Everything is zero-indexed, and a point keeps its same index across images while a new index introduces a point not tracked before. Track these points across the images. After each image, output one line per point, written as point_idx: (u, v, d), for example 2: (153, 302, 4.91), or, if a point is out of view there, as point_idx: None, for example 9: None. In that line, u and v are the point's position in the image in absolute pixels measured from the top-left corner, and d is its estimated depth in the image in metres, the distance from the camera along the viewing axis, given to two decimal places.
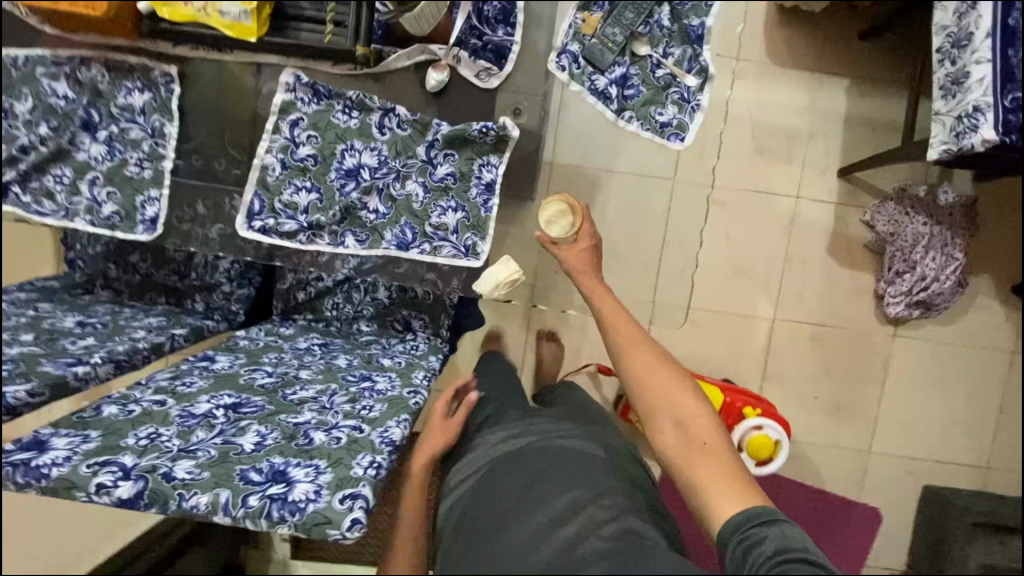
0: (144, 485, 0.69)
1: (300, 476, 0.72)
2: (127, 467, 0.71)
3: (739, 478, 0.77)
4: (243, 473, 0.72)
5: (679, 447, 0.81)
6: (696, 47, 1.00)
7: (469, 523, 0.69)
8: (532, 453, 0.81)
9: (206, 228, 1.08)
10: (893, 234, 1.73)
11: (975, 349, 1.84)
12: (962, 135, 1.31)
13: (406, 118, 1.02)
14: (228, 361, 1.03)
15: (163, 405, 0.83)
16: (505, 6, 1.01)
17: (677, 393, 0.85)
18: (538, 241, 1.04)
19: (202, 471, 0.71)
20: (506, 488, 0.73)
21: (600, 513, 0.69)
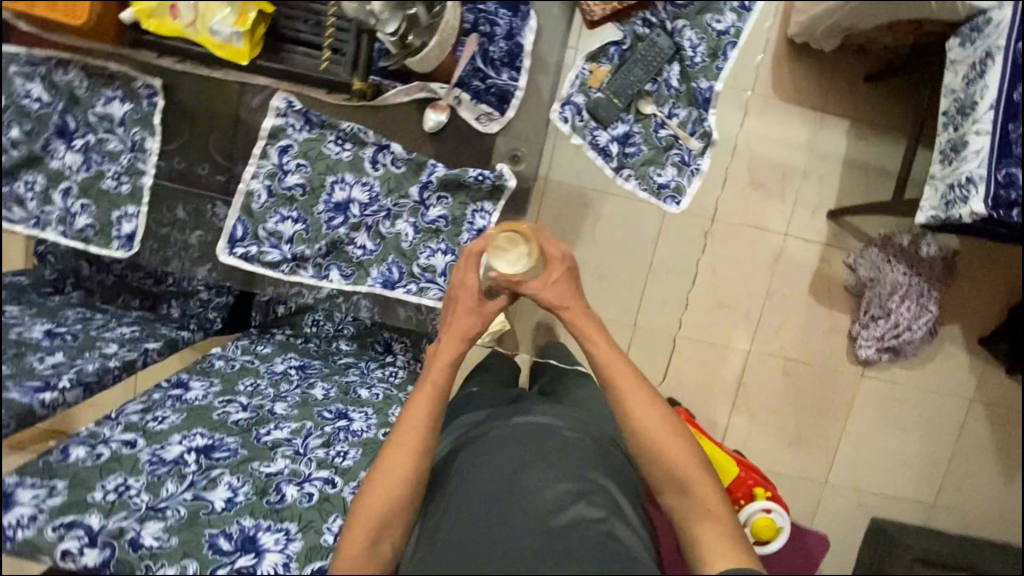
0: (111, 553, 0.80)
1: (269, 544, 0.83)
2: (92, 531, 0.81)
3: (736, 540, 0.77)
4: (212, 540, 0.82)
5: (679, 506, 0.80)
6: (702, 109, 0.99)
7: (465, 494, 0.77)
8: (533, 433, 0.85)
9: (186, 234, 1.09)
10: (873, 280, 1.78)
11: (936, 394, 1.91)
12: (952, 204, 1.31)
13: (400, 156, 0.99)
14: (202, 391, 1.01)
15: (132, 447, 0.89)
16: (512, 49, 0.97)
17: (676, 442, 0.82)
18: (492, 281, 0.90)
19: (170, 537, 0.82)
20: (501, 468, 0.79)
21: (591, 509, 0.75)
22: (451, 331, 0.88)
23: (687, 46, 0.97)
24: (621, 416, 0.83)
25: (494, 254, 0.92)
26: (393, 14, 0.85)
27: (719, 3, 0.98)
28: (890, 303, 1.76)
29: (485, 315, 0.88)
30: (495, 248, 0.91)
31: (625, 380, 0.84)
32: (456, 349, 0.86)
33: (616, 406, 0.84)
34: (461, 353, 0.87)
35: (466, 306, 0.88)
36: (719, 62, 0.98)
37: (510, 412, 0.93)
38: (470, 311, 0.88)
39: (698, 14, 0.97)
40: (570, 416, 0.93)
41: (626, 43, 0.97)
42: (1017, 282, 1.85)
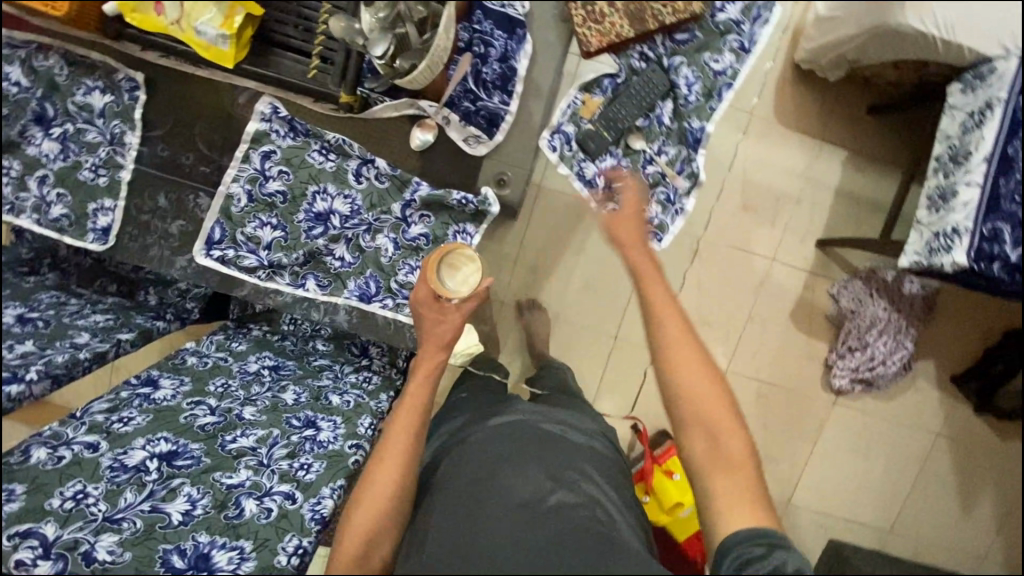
0: (64, 565, 0.74)
1: (223, 561, 0.78)
2: (46, 541, 0.74)
3: (758, 499, 0.72)
4: (164, 556, 0.77)
5: (702, 457, 0.75)
6: (692, 150, 0.96)
7: (447, 498, 0.78)
8: (508, 432, 0.86)
9: (166, 223, 1.04)
10: (854, 312, 1.78)
11: (904, 426, 1.93)
12: (935, 252, 1.31)
13: (385, 172, 0.98)
14: (171, 390, 1.00)
15: (95, 450, 0.83)
16: (505, 72, 0.96)
17: (713, 392, 0.76)
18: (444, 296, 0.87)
19: (124, 552, 0.76)
20: (476, 469, 0.80)
21: (570, 497, 0.77)
22: (428, 337, 0.85)
23: (682, 84, 0.95)
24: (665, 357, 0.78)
25: (444, 270, 0.92)
26: (381, 34, 0.85)
27: (719, 42, 0.94)
28: (867, 337, 1.77)
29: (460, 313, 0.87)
30: (450, 265, 0.92)
31: (671, 322, 0.79)
32: (439, 356, 0.84)
33: (653, 347, 0.79)
34: (445, 359, 0.85)
35: (437, 314, 0.86)
36: (714, 103, 0.95)
37: (488, 412, 0.93)
38: (444, 314, 0.86)
39: (697, 52, 0.95)
40: (558, 413, 0.95)
41: (621, 76, 0.96)
42: (991, 323, 1.88)
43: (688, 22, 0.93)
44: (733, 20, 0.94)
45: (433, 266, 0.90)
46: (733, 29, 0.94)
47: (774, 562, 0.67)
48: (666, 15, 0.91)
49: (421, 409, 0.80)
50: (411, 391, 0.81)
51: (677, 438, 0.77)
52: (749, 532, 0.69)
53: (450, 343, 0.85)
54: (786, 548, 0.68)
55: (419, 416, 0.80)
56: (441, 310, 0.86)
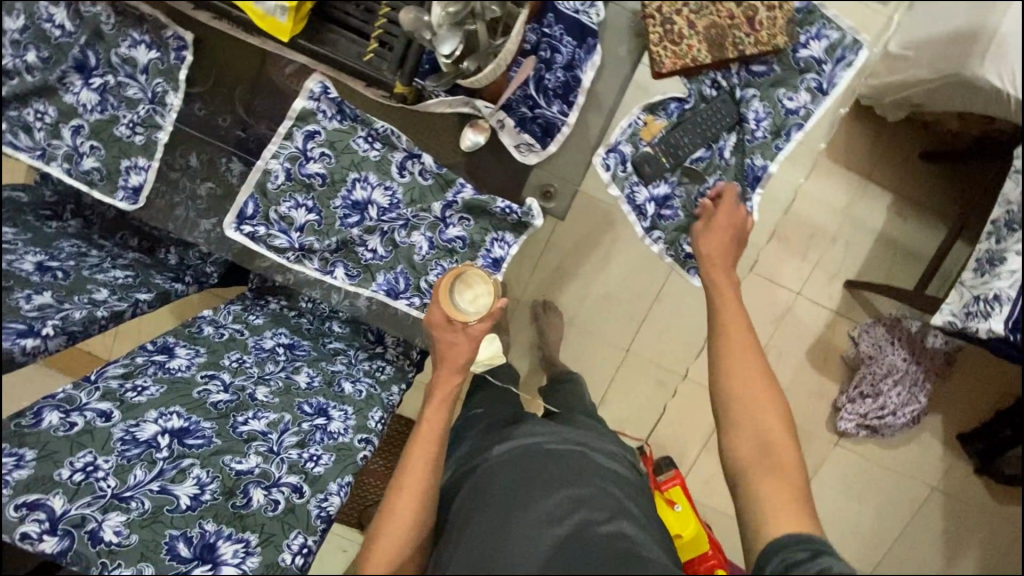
0: (69, 544, 0.74)
1: (229, 553, 0.80)
2: (54, 515, 0.73)
3: (806, 505, 0.73)
4: (171, 543, 0.78)
5: (750, 455, 0.77)
6: (748, 188, 0.92)
7: (469, 525, 0.77)
8: (519, 457, 0.85)
9: (194, 184, 1.05)
10: (871, 357, 1.74)
11: (902, 476, 1.92)
12: (971, 316, 1.28)
13: (430, 169, 0.95)
14: (186, 359, 0.97)
15: (108, 420, 0.81)
16: (569, 81, 0.92)
17: (770, 404, 0.79)
18: (450, 317, 0.88)
19: (131, 534, 0.76)
20: (496, 496, 0.79)
21: (593, 514, 0.78)
22: (445, 361, 0.88)
23: (750, 118, 0.91)
24: (720, 361, 0.82)
25: (455, 291, 0.89)
26: (450, 31, 0.80)
27: (796, 79, 0.90)
28: (882, 385, 1.74)
29: (473, 338, 0.89)
30: (461, 282, 0.90)
31: (738, 336, 0.83)
32: (455, 378, 0.87)
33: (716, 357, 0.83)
34: (460, 382, 0.88)
35: (453, 338, 0.88)
36: (780, 142, 0.91)
37: (496, 436, 0.90)
38: (457, 339, 0.88)
39: (771, 86, 0.90)
40: (573, 432, 0.92)
41: (689, 101, 0.92)
42: (1006, 387, 1.86)
43: (767, 54, 0.89)
44: (814, 58, 0.90)
45: (446, 287, 0.89)
46: (813, 68, 0.90)
47: (820, 564, 0.65)
48: (746, 45, 0.88)
49: (440, 426, 0.84)
50: (429, 410, 0.85)
51: (724, 439, 0.80)
52: (794, 533, 0.69)
53: (465, 365, 0.89)
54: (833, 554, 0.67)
55: (438, 438, 0.83)
56: (455, 334, 0.88)
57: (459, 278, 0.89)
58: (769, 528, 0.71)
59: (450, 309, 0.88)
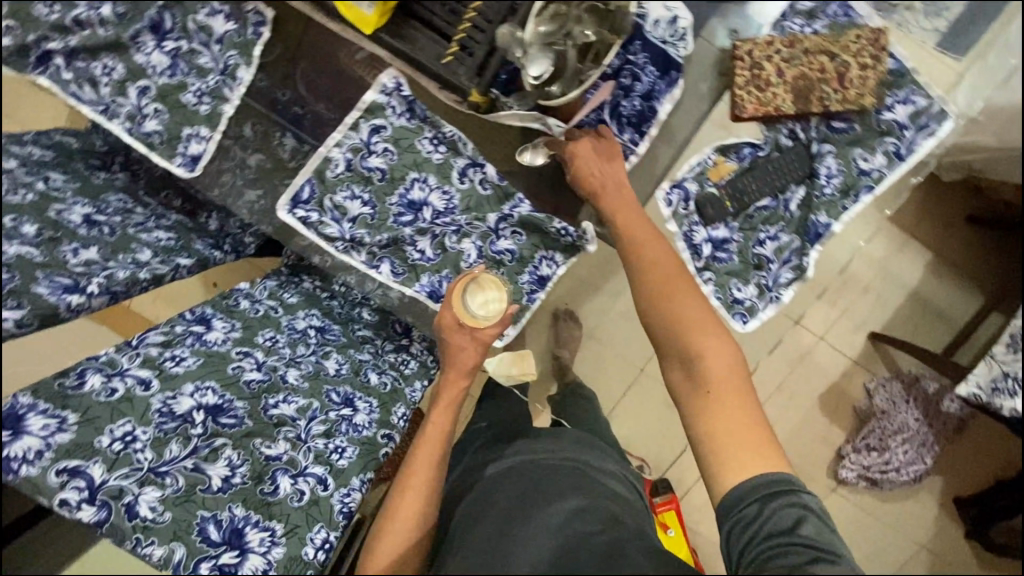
0: (106, 515, 0.75)
1: (254, 543, 0.81)
2: (92, 485, 0.74)
3: (744, 430, 0.73)
4: (201, 527, 0.79)
5: (689, 395, 0.77)
6: (808, 244, 0.91)
7: (470, 534, 0.78)
8: (523, 468, 0.87)
9: (246, 151, 1.02)
10: (884, 413, 1.74)
11: (898, 538, 1.88)
12: (996, 391, 1.27)
13: (491, 180, 0.96)
14: (222, 333, 0.96)
15: (147, 389, 0.82)
16: (645, 111, 0.91)
17: (697, 327, 0.80)
18: (456, 317, 0.87)
19: (165, 512, 0.77)
20: (498, 505, 0.80)
21: (588, 525, 0.76)
22: (452, 366, 0.86)
23: (822, 174, 0.90)
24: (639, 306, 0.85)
25: (470, 296, 0.89)
26: (540, 51, 0.82)
27: (875, 141, 0.89)
28: (890, 441, 1.73)
29: (480, 341, 0.86)
30: (477, 286, 0.90)
31: (654, 274, 0.85)
32: (461, 384, 0.86)
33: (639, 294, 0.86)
34: (467, 386, 0.87)
35: (463, 342, 0.86)
36: (848, 203, 0.90)
37: (485, 460, 0.93)
38: (465, 342, 0.86)
39: (849, 144, 0.90)
40: (576, 448, 0.92)
41: (763, 149, 0.93)
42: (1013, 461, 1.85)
43: (850, 112, 0.89)
44: (897, 123, 0.89)
45: (459, 291, 0.89)
46: (893, 132, 0.89)
47: (766, 522, 0.67)
48: (832, 102, 0.86)
49: (442, 441, 0.83)
50: (436, 419, 0.84)
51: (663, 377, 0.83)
52: (744, 482, 0.70)
53: (473, 370, 0.87)
54: (783, 498, 0.68)
55: (442, 443, 0.83)
56: (464, 337, 0.87)
57: (473, 281, 0.89)
58: (718, 478, 0.72)
59: (461, 311, 0.87)
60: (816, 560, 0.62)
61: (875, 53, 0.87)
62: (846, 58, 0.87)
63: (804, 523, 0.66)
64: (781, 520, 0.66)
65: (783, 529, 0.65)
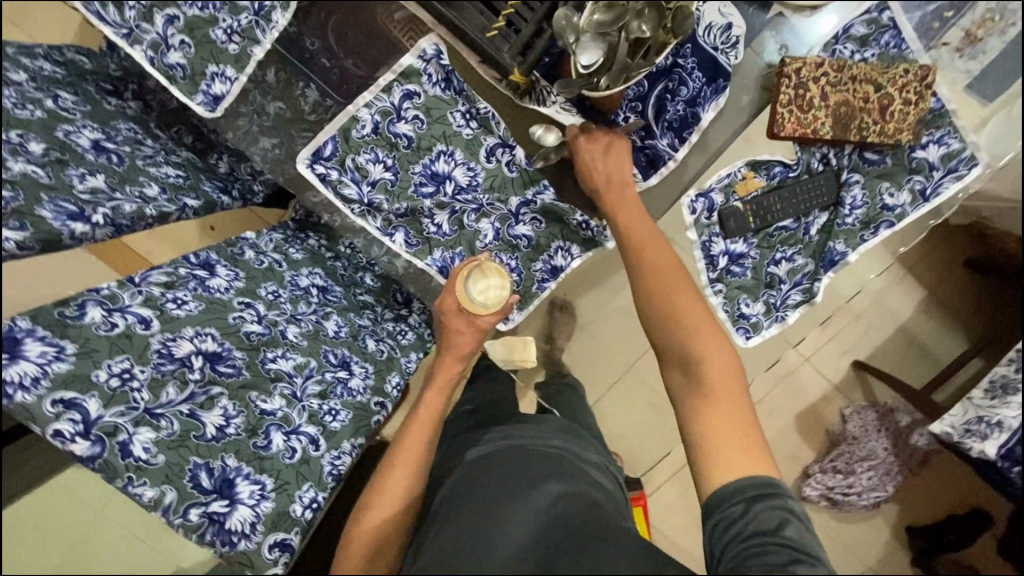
0: (100, 451, 0.73)
1: (244, 495, 0.82)
2: (88, 419, 0.73)
3: (737, 435, 0.74)
4: (193, 473, 0.79)
5: (686, 394, 0.79)
6: (822, 269, 0.93)
7: (458, 512, 0.78)
8: (510, 451, 0.87)
9: (265, 98, 1.00)
10: (855, 439, 1.79)
11: (853, 560, 1.94)
12: (968, 432, 1.28)
13: (519, 163, 0.96)
14: (227, 279, 0.95)
15: (147, 327, 0.80)
16: (688, 117, 0.91)
17: (699, 329, 0.81)
18: (455, 300, 0.89)
19: (158, 454, 0.77)
20: (487, 484, 0.81)
21: (569, 509, 0.78)
22: (450, 347, 0.89)
23: (846, 203, 0.92)
24: (644, 302, 0.85)
25: (473, 283, 0.89)
26: (593, 40, 0.82)
27: (903, 177, 0.91)
28: (857, 466, 1.78)
29: (477, 328, 0.89)
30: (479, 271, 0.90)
31: (662, 272, 0.86)
32: (456, 367, 0.88)
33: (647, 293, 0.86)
34: (462, 370, 0.90)
35: (461, 326, 0.88)
36: (867, 234, 0.92)
37: (467, 443, 0.92)
38: (462, 326, 0.89)
39: (878, 178, 0.91)
40: (563, 437, 0.92)
41: (795, 170, 0.93)
42: (987, 505, 1.86)
43: (884, 145, 0.90)
44: (928, 162, 0.90)
45: (462, 276, 0.89)
46: (923, 170, 0.91)
47: (749, 521, 0.68)
48: (870, 132, 0.88)
49: (431, 422, 0.84)
50: (430, 396, 0.86)
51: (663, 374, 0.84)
52: (733, 483, 0.71)
53: (469, 355, 0.90)
54: (767, 500, 0.69)
55: (432, 424, 0.84)
56: (461, 321, 0.89)
57: (475, 267, 0.89)
58: (707, 478, 0.73)
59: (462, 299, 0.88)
60: (796, 561, 0.62)
61: (921, 89, 0.88)
62: (891, 91, 0.87)
63: (787, 525, 0.66)
64: (767, 521, 0.67)
65: (767, 528, 0.66)
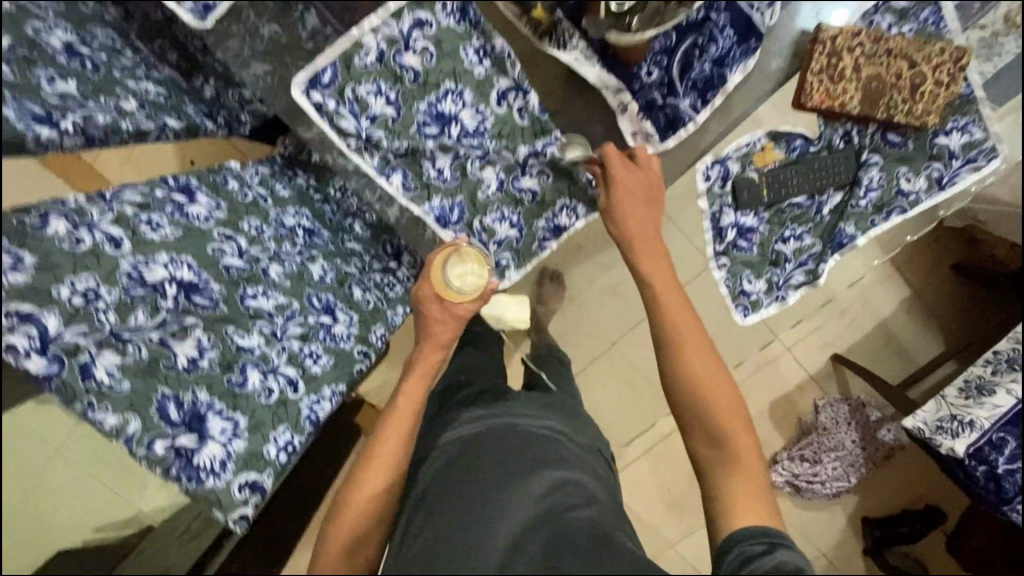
0: (58, 370, 0.68)
1: (215, 431, 0.78)
2: (46, 336, 0.66)
3: (753, 486, 0.72)
4: (161, 403, 0.75)
5: (700, 443, 0.77)
6: (829, 251, 0.91)
7: (446, 504, 0.70)
8: (503, 431, 0.79)
9: None
10: (825, 430, 1.81)
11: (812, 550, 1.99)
12: (939, 429, 1.28)
13: (531, 110, 0.92)
14: (206, 209, 0.86)
15: (117, 248, 0.73)
16: (714, 78, 0.87)
17: (712, 375, 0.78)
18: (435, 291, 0.80)
19: (123, 380, 0.73)
20: (477, 473, 0.73)
21: (567, 498, 0.71)
22: (428, 338, 0.81)
23: (862, 183, 0.90)
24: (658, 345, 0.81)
25: (449, 272, 0.81)
26: None
27: (921, 163, 0.89)
28: (823, 456, 1.81)
29: (457, 316, 0.82)
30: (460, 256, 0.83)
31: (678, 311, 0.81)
32: (435, 356, 0.81)
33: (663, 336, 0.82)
34: (441, 359, 0.82)
35: (439, 315, 0.80)
36: (878, 219, 0.90)
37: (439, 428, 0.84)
38: (440, 316, 0.80)
39: (896, 161, 0.90)
40: (557, 416, 0.85)
41: (815, 145, 0.92)
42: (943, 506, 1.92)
43: (909, 127, 0.88)
44: (949, 150, 0.89)
45: (438, 262, 0.82)
46: (942, 158, 0.89)
47: (773, 560, 0.63)
48: (898, 111, 0.86)
49: (413, 415, 0.77)
50: (407, 387, 0.79)
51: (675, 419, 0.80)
52: (749, 529, 0.68)
53: (448, 343, 0.82)
54: (786, 547, 0.66)
55: (412, 418, 0.77)
56: (440, 310, 0.80)
57: (454, 252, 0.82)
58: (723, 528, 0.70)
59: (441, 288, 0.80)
60: None
61: (955, 72, 0.86)
62: (924, 69, 0.86)
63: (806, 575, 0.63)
64: (788, 564, 0.63)
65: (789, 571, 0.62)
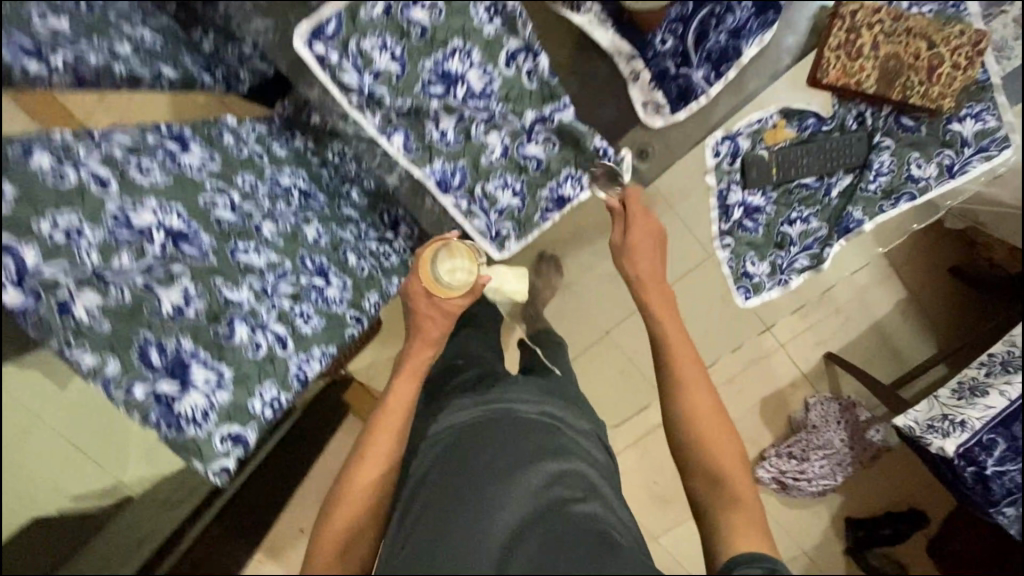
0: (33, 305, 0.66)
1: (198, 380, 0.75)
2: (22, 269, 0.64)
3: (749, 511, 0.68)
4: (142, 347, 0.72)
5: (694, 470, 0.74)
6: (835, 235, 0.96)
7: (438, 505, 0.63)
8: (498, 419, 0.73)
9: None
10: (814, 428, 1.81)
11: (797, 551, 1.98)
12: (930, 428, 1.22)
13: (541, 73, 0.92)
14: (200, 159, 0.83)
15: (104, 188, 0.70)
16: (728, 50, 0.93)
17: (702, 398, 0.77)
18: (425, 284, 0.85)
19: (103, 320, 0.70)
20: (470, 466, 0.66)
21: (568, 491, 0.64)
22: (419, 333, 0.84)
23: (873, 167, 0.93)
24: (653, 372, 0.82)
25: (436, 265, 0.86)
26: None
27: (933, 150, 0.91)
28: (812, 453, 1.81)
29: (445, 312, 0.85)
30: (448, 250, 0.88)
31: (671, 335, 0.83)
32: (425, 352, 0.83)
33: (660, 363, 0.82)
34: (431, 356, 0.84)
35: (427, 310, 0.84)
36: (886, 204, 0.93)
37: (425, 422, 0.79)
38: (429, 311, 0.84)
39: (909, 146, 0.92)
40: (558, 401, 0.79)
41: (828, 125, 0.97)
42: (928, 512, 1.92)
43: (923, 111, 0.91)
44: (962, 137, 0.90)
45: (428, 257, 0.86)
46: (955, 145, 0.90)
47: None
48: (914, 93, 0.88)
49: (405, 413, 0.76)
50: (398, 385, 0.80)
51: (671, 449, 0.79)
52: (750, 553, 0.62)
53: (437, 341, 0.85)
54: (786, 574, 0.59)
55: (405, 417, 0.76)
56: (428, 305, 0.84)
57: (443, 246, 0.86)
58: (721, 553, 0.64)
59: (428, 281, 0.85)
60: None
61: (973, 55, 0.88)
62: (943, 51, 0.88)
63: None
64: None
65: None
